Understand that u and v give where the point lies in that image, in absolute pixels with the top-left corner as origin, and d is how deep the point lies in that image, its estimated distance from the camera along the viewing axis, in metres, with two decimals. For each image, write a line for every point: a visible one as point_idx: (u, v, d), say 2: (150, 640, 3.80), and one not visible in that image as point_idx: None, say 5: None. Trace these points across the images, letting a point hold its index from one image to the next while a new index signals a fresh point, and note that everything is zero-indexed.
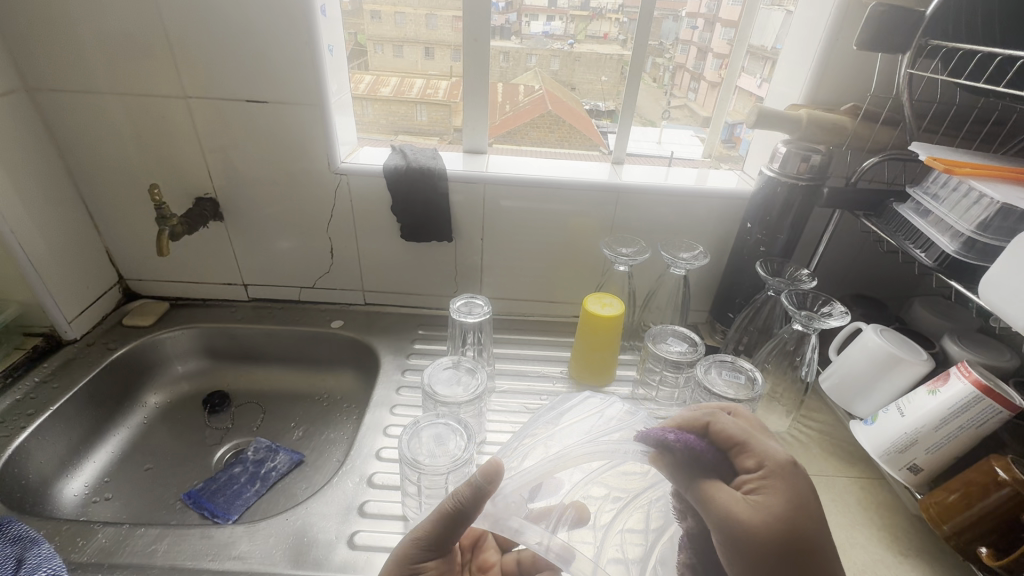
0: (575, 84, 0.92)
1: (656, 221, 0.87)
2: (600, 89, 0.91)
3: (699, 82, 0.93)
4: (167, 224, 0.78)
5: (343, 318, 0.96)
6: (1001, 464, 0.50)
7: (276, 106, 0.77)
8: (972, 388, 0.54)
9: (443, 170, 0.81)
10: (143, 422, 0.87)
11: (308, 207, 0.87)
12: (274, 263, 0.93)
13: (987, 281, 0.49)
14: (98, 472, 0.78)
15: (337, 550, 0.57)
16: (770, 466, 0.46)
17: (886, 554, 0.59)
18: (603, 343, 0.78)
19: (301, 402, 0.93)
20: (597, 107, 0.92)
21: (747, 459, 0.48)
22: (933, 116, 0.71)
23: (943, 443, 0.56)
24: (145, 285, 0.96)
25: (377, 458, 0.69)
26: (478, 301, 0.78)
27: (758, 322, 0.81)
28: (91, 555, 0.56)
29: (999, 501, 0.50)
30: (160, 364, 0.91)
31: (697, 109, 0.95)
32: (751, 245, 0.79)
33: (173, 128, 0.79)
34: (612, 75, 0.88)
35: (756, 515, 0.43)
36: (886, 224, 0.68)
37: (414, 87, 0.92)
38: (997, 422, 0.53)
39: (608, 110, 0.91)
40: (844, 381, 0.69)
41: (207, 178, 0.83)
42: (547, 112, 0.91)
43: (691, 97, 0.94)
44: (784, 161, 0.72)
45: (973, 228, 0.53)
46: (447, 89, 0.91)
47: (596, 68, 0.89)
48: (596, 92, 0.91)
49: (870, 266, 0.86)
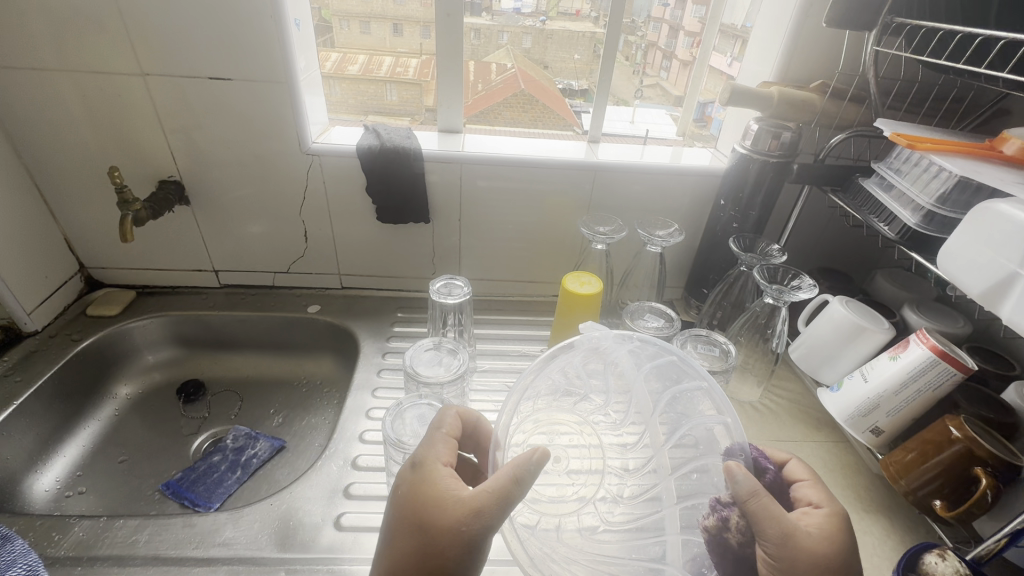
0: (549, 62, 0.92)
1: (632, 199, 0.87)
2: (573, 68, 0.90)
3: (671, 60, 0.91)
4: (131, 209, 0.75)
5: (319, 303, 0.94)
6: (954, 423, 0.54)
7: (240, 84, 0.74)
8: (929, 353, 0.57)
9: (418, 150, 0.80)
10: (115, 414, 0.84)
11: (280, 190, 0.84)
12: (246, 249, 0.91)
13: (944, 252, 0.52)
14: (70, 466, 0.76)
15: (323, 532, 0.57)
16: (831, 503, 0.49)
17: (850, 512, 0.63)
18: (582, 320, 0.79)
19: (280, 389, 0.92)
20: (571, 86, 0.92)
21: (808, 496, 0.51)
22: (896, 94, 0.74)
23: (902, 406, 0.59)
24: (110, 274, 0.92)
25: (361, 440, 0.69)
26: (457, 282, 0.77)
27: (731, 297, 0.84)
28: (68, 550, 0.54)
29: (951, 458, 0.53)
30: (130, 354, 0.89)
31: (670, 88, 0.96)
32: (724, 222, 0.81)
33: (129, 108, 0.75)
34: (586, 53, 0.88)
35: (821, 542, 0.46)
36: (852, 199, 0.70)
37: (382, 66, 0.90)
38: (951, 384, 0.57)
39: (582, 89, 0.92)
40: (811, 351, 0.72)
41: (171, 160, 0.80)
42: (521, 91, 0.89)
43: (662, 76, 0.94)
44: (755, 138, 0.73)
45: (933, 201, 0.55)
46: (418, 67, 0.89)
47: (569, 45, 0.89)
48: (568, 70, 0.91)
49: (839, 243, 0.88)
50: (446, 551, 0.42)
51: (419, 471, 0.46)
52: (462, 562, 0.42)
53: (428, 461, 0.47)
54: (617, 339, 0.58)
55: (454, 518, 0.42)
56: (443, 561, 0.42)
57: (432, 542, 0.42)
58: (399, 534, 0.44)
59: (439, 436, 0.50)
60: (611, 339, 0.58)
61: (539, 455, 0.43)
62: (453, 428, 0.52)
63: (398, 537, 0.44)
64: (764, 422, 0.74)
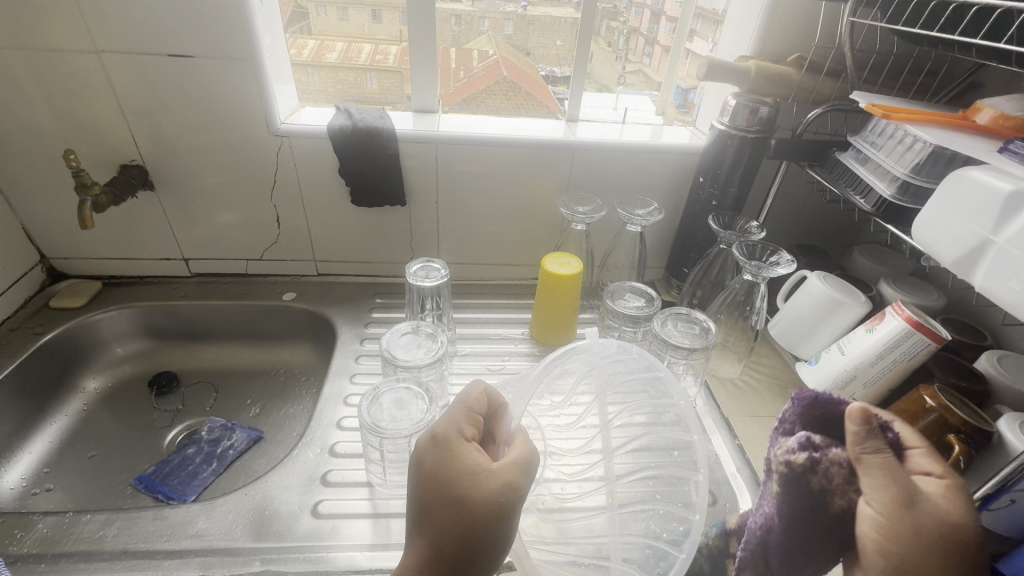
0: (530, 49, 0.91)
1: (611, 179, 0.86)
2: (555, 54, 0.88)
3: (653, 46, 0.93)
4: (89, 194, 0.72)
5: (295, 290, 0.92)
6: (928, 393, 0.55)
7: (202, 62, 0.71)
8: (904, 325, 0.57)
9: (392, 131, 0.78)
10: (83, 408, 0.82)
11: (249, 174, 0.81)
12: (216, 236, 0.88)
13: (919, 222, 0.52)
14: (36, 463, 0.73)
15: (300, 520, 0.56)
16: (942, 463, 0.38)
17: None
18: (562, 301, 0.78)
19: (256, 378, 0.90)
20: (554, 73, 0.90)
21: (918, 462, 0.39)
22: (872, 68, 0.73)
23: (878, 378, 0.60)
24: (74, 263, 0.88)
25: (338, 427, 0.67)
26: (435, 264, 0.76)
27: (711, 275, 0.84)
28: (32, 547, 0.52)
29: (925, 426, 0.54)
30: (97, 346, 0.86)
31: (652, 74, 0.95)
32: (704, 200, 0.81)
33: (84, 89, 0.71)
34: (567, 39, 0.85)
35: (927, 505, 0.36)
36: (829, 173, 0.70)
37: (362, 53, 0.88)
38: (926, 354, 0.58)
39: (564, 76, 0.89)
40: (790, 326, 0.73)
41: (133, 143, 0.77)
42: (502, 78, 0.87)
43: (645, 61, 0.95)
44: (734, 114, 0.73)
45: (908, 171, 0.55)
46: (398, 54, 0.86)
47: (551, 32, 0.87)
48: (550, 57, 0.89)
49: (817, 220, 0.88)
50: (485, 521, 0.41)
51: (444, 444, 0.45)
52: (498, 530, 0.41)
53: (451, 435, 0.46)
54: (615, 350, 0.60)
55: (491, 489, 0.42)
56: (482, 530, 0.41)
57: (467, 514, 0.41)
58: (431, 508, 0.42)
59: (455, 408, 0.49)
60: (612, 349, 0.59)
61: (529, 434, 0.47)
62: (481, 402, 0.50)
63: (431, 513, 0.42)
64: (744, 398, 0.75)
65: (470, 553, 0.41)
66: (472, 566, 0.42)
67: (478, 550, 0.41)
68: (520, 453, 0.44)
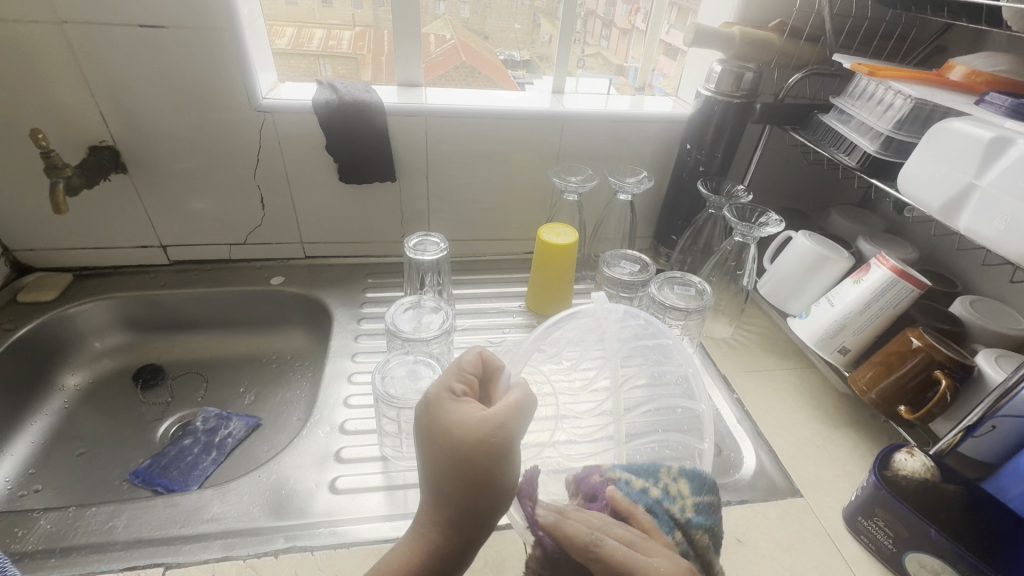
0: (488, 33, 0.94)
1: (599, 149, 0.87)
2: (514, 38, 0.94)
3: (610, 28, 0.92)
4: (62, 175, 0.68)
5: (282, 274, 0.89)
6: (914, 334, 0.58)
7: (177, 33, 0.67)
8: (889, 273, 0.61)
9: (381, 104, 0.76)
10: (65, 406, 0.78)
11: (229, 153, 0.78)
12: (196, 220, 0.84)
13: (905, 173, 0.55)
14: (20, 464, 0.70)
15: (319, 497, 0.56)
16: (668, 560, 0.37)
17: (820, 429, 0.67)
18: (559, 270, 0.79)
19: (247, 366, 0.88)
20: (513, 58, 0.95)
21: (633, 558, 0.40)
22: (850, 31, 0.76)
23: (866, 325, 0.64)
24: (39, 255, 0.83)
25: (346, 406, 0.67)
26: (432, 238, 0.75)
27: (700, 241, 0.86)
28: (36, 543, 0.50)
29: (914, 366, 0.57)
30: (75, 341, 0.81)
31: (609, 57, 0.95)
32: (691, 167, 0.83)
33: (48, 64, 0.67)
34: (525, 22, 0.92)
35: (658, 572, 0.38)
36: (812, 134, 0.73)
37: (314, 39, 0.85)
38: (909, 300, 0.61)
39: (523, 61, 0.95)
40: (779, 285, 0.76)
41: (102, 122, 0.72)
42: (462, 63, 0.88)
43: (603, 45, 0.93)
44: (719, 80, 0.74)
45: (891, 127, 0.59)
46: (352, 40, 0.88)
47: (508, 16, 0.91)
48: (510, 41, 0.94)
49: (796, 184, 0.92)
50: (485, 469, 0.40)
51: (436, 401, 0.43)
52: (495, 481, 0.40)
53: (439, 393, 0.44)
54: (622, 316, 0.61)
55: (484, 438, 0.40)
56: (482, 476, 0.40)
57: (464, 463, 0.40)
58: (429, 463, 0.41)
59: (451, 367, 0.47)
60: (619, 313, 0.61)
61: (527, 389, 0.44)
62: (476, 365, 0.47)
63: (429, 467, 0.41)
64: (737, 356, 0.78)
65: (463, 507, 0.40)
66: (479, 517, 0.40)
67: (474, 503, 0.40)
68: (512, 408, 0.42)
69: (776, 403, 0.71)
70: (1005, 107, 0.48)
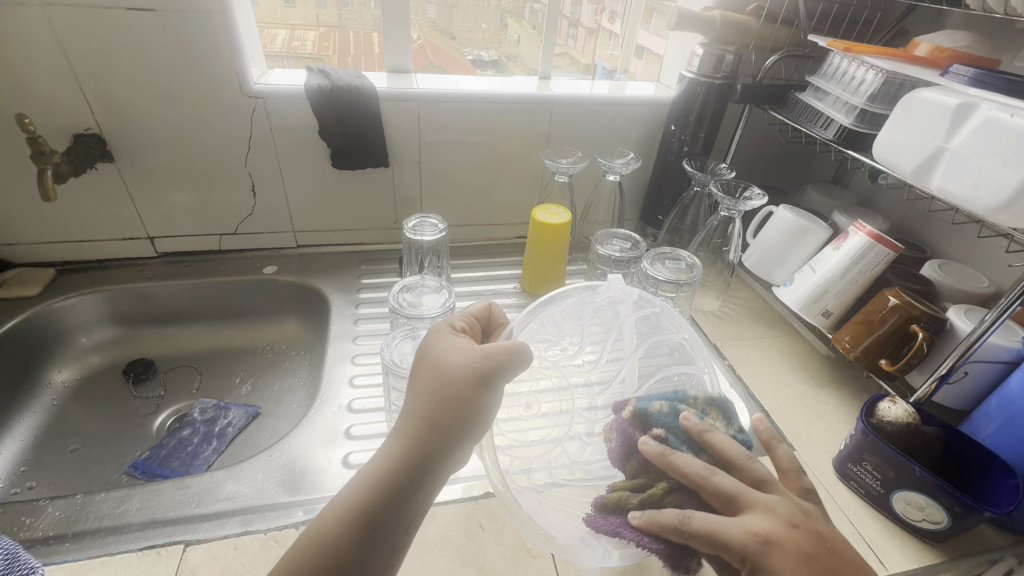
0: (455, 33, 0.92)
1: (586, 132, 0.90)
2: (481, 38, 0.93)
3: (577, 28, 0.93)
4: (49, 162, 0.66)
5: (275, 263, 0.89)
6: (891, 293, 0.62)
7: (165, 15, 0.66)
8: (866, 238, 0.65)
9: (374, 89, 0.76)
10: (54, 403, 0.76)
11: (220, 139, 0.77)
12: (186, 209, 0.83)
13: (880, 141, 0.59)
14: (11, 462, 0.68)
15: (332, 472, 0.56)
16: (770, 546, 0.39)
17: (807, 390, 0.71)
18: (555, 249, 0.81)
19: (242, 357, 0.87)
20: (481, 57, 0.93)
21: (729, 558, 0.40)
22: (821, 16, 0.81)
23: (847, 289, 0.68)
24: (18, 249, 0.80)
25: (350, 386, 0.67)
26: (430, 220, 0.76)
27: (686, 220, 0.89)
28: (46, 530, 0.49)
29: (892, 322, 0.61)
30: (61, 336, 0.79)
31: (577, 56, 0.96)
32: (676, 147, 0.86)
33: (30, 48, 0.65)
34: (492, 23, 0.93)
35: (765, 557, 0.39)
36: (789, 112, 0.77)
37: (277, 39, 0.82)
38: (885, 263, 0.66)
39: (491, 61, 0.94)
40: (763, 256, 0.79)
41: (87, 108, 0.71)
42: (430, 64, 0.89)
43: (569, 44, 0.95)
44: (701, 62, 0.78)
45: (865, 101, 0.63)
46: (316, 41, 0.87)
47: (475, 16, 0.91)
48: (477, 41, 0.93)
49: (773, 163, 0.96)
50: (460, 381, 0.43)
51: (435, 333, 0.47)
52: (468, 403, 0.42)
53: (441, 327, 0.48)
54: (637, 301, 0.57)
55: (468, 362, 0.43)
56: (456, 395, 0.42)
57: (443, 380, 0.43)
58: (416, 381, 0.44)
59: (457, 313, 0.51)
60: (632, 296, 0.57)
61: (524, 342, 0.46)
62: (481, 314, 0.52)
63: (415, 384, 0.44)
64: (726, 326, 0.82)
65: (436, 422, 0.42)
66: (446, 431, 0.42)
67: (446, 421, 0.42)
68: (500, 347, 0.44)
69: (765, 367, 0.74)
70: (969, 76, 0.52)
